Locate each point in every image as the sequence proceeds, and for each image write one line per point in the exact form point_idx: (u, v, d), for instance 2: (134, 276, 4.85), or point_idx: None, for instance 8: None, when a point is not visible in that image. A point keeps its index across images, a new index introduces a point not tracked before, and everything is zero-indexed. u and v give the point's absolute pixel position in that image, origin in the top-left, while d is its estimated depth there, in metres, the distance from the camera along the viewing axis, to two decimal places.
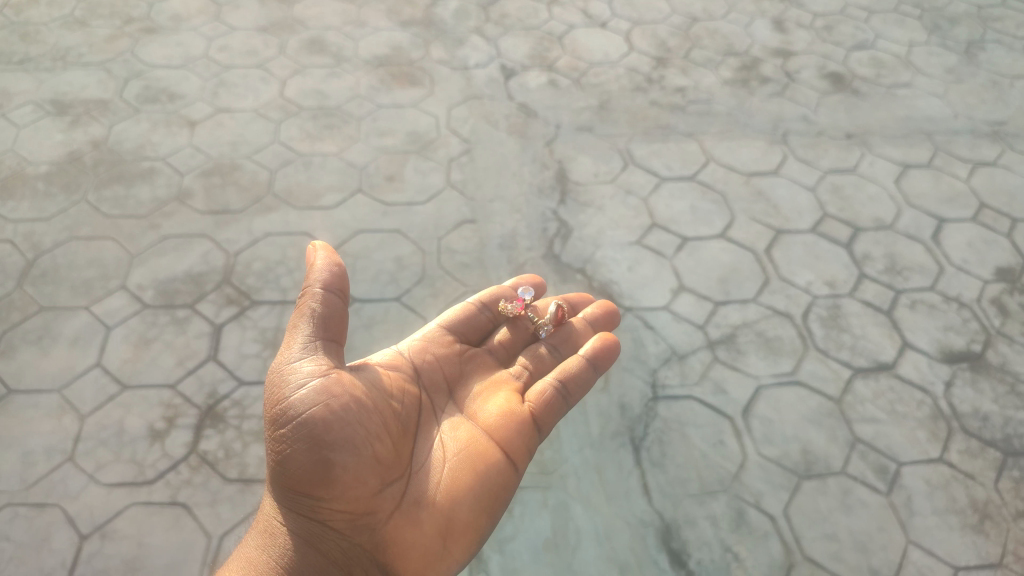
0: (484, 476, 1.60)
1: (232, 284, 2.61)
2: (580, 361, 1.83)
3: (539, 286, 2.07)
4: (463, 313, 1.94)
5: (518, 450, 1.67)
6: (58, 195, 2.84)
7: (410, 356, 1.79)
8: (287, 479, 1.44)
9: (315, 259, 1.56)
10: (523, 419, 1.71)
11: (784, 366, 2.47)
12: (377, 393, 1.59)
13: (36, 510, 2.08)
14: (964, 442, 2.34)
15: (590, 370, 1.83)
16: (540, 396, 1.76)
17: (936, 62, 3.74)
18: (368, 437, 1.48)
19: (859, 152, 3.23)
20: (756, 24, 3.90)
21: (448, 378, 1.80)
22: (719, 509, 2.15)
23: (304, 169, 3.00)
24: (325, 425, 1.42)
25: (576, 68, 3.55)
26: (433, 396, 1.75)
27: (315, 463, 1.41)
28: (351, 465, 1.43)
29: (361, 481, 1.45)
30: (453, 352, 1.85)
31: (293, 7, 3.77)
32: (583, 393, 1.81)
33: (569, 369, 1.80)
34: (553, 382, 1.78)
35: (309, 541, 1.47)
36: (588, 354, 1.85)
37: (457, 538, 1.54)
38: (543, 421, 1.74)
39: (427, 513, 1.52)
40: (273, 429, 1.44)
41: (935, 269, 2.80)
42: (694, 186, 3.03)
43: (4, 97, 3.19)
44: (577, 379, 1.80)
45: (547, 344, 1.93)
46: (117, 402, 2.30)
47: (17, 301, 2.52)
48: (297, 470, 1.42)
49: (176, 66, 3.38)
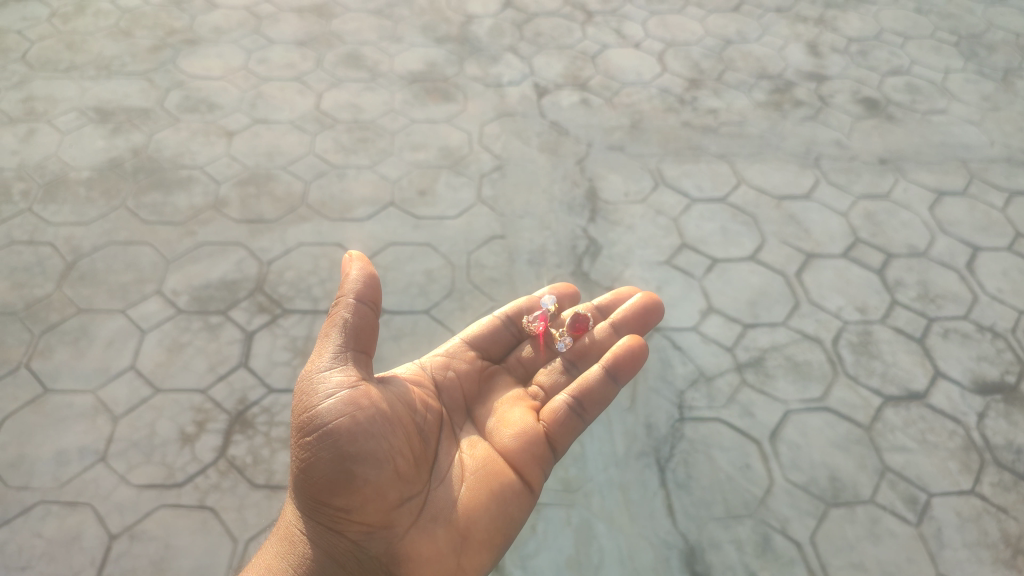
0: (501, 495, 1.60)
1: (264, 292, 2.64)
2: (597, 373, 1.76)
3: (568, 294, 2.12)
4: (489, 328, 1.96)
5: (534, 469, 1.66)
6: (98, 200, 2.90)
7: (432, 371, 1.81)
8: (310, 488, 1.46)
9: (350, 268, 1.58)
10: (537, 437, 1.68)
11: (813, 391, 2.45)
12: (401, 406, 1.60)
13: (67, 509, 2.12)
14: (997, 475, 2.30)
15: (607, 382, 1.76)
16: (554, 413, 1.71)
17: (972, 89, 3.72)
18: (390, 450, 1.49)
19: (892, 178, 3.21)
20: (790, 47, 3.90)
21: (467, 396, 1.82)
22: (745, 533, 2.13)
23: (338, 181, 3.04)
24: (350, 436, 1.43)
25: (609, 87, 3.57)
26: (452, 412, 1.77)
27: (337, 473, 1.42)
28: (373, 478, 1.44)
29: (381, 493, 1.45)
30: (475, 369, 1.87)
31: (331, 22, 3.84)
32: (600, 410, 1.76)
33: (586, 383, 1.75)
34: (567, 397, 1.72)
35: (329, 550, 1.51)
36: (607, 365, 1.78)
37: (471, 556, 1.53)
38: (558, 440, 1.71)
39: (444, 529, 1.53)
40: (299, 437, 1.46)
41: (969, 297, 2.77)
42: (724, 208, 3.03)
43: (49, 103, 3.28)
44: (593, 394, 1.74)
45: (564, 360, 1.90)
46: (149, 404, 2.34)
47: (55, 303, 2.57)
48: (320, 479, 1.43)
49: (215, 77, 3.45)
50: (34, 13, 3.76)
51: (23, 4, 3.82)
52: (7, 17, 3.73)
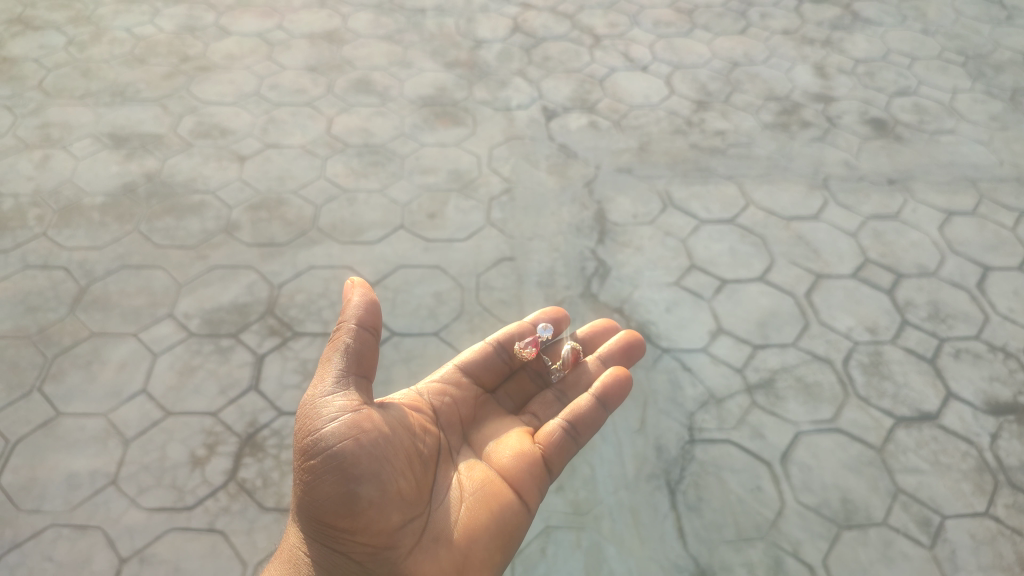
0: (499, 516, 1.60)
1: (275, 315, 2.66)
2: (588, 400, 1.80)
3: (559, 319, 2.07)
4: (481, 354, 1.93)
5: (531, 490, 1.68)
6: (112, 224, 2.94)
7: (429, 396, 1.79)
8: (313, 509, 1.45)
9: (351, 294, 1.58)
10: (534, 458, 1.70)
11: (824, 412, 2.44)
12: (402, 430, 1.60)
13: (78, 532, 2.12)
14: (1011, 496, 2.28)
15: (597, 408, 1.80)
16: (550, 436, 1.75)
17: (980, 109, 3.72)
18: (393, 472, 1.49)
19: (901, 198, 3.21)
20: (797, 69, 3.92)
21: (463, 421, 1.81)
22: (756, 556, 2.12)
23: (348, 204, 3.07)
24: (354, 459, 1.44)
25: (617, 110, 3.60)
26: (449, 437, 1.76)
27: (342, 495, 1.42)
28: (377, 499, 1.44)
29: (384, 515, 1.45)
30: (469, 396, 1.87)
31: (342, 48, 3.89)
32: (593, 433, 1.80)
33: (577, 409, 1.78)
34: (561, 421, 1.76)
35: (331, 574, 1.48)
36: (596, 392, 1.82)
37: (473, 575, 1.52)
38: (553, 461, 1.73)
39: (445, 548, 1.52)
40: (303, 460, 1.46)
41: (980, 318, 2.76)
42: (733, 229, 3.04)
43: (64, 129, 3.33)
44: (586, 419, 1.78)
45: (554, 391, 1.95)
46: (160, 427, 2.35)
47: (69, 326, 2.59)
48: (324, 502, 1.43)
49: (228, 103, 3.50)
50: (50, 41, 3.83)
51: (40, 32, 3.89)
52: (24, 45, 3.80)
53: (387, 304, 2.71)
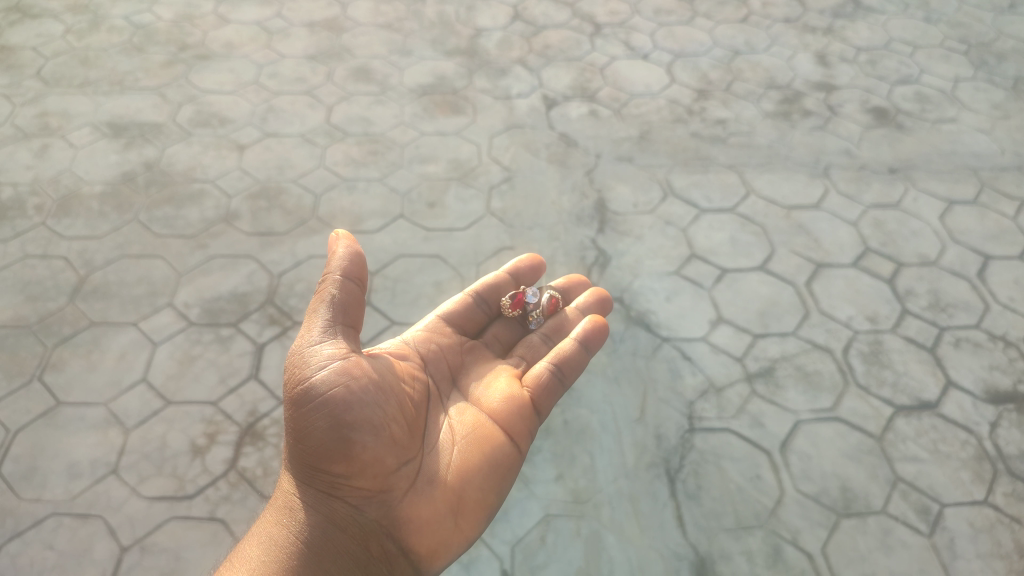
0: (491, 459, 1.62)
1: (275, 305, 2.66)
2: (571, 344, 1.82)
3: (533, 269, 2.10)
4: (461, 305, 1.94)
5: (521, 431, 1.69)
6: (111, 214, 2.93)
7: (416, 345, 1.79)
8: (310, 456, 1.47)
9: (337, 246, 1.56)
10: (523, 402, 1.72)
11: (823, 401, 2.44)
12: (392, 377, 1.59)
13: (79, 521, 2.13)
14: (1010, 485, 2.28)
15: (580, 352, 1.82)
16: (537, 379, 1.76)
17: (982, 98, 3.71)
18: (386, 417, 1.50)
19: (903, 187, 3.20)
20: (798, 57, 3.90)
21: (451, 367, 1.82)
22: (756, 544, 2.12)
23: (348, 194, 3.06)
24: (345, 405, 1.44)
25: (618, 98, 3.59)
26: (438, 383, 1.76)
27: (337, 441, 1.44)
28: (371, 444, 1.46)
29: (379, 458, 1.47)
30: (454, 343, 1.87)
31: (341, 36, 3.87)
32: (576, 376, 1.82)
33: (562, 353, 1.81)
34: (547, 365, 1.78)
35: (328, 517, 1.47)
36: (578, 337, 1.84)
37: (468, 516, 1.56)
38: (541, 404, 1.75)
39: (440, 491, 1.54)
40: (294, 408, 1.45)
41: (981, 306, 2.75)
42: (733, 218, 3.03)
43: (63, 118, 3.32)
44: (570, 362, 1.80)
45: (539, 335, 1.95)
46: (160, 417, 2.35)
47: (68, 316, 2.59)
48: (321, 448, 1.45)
49: (227, 92, 3.49)
50: (49, 30, 3.82)
51: (38, 21, 3.87)
52: (22, 34, 3.78)
53: (387, 294, 2.71)
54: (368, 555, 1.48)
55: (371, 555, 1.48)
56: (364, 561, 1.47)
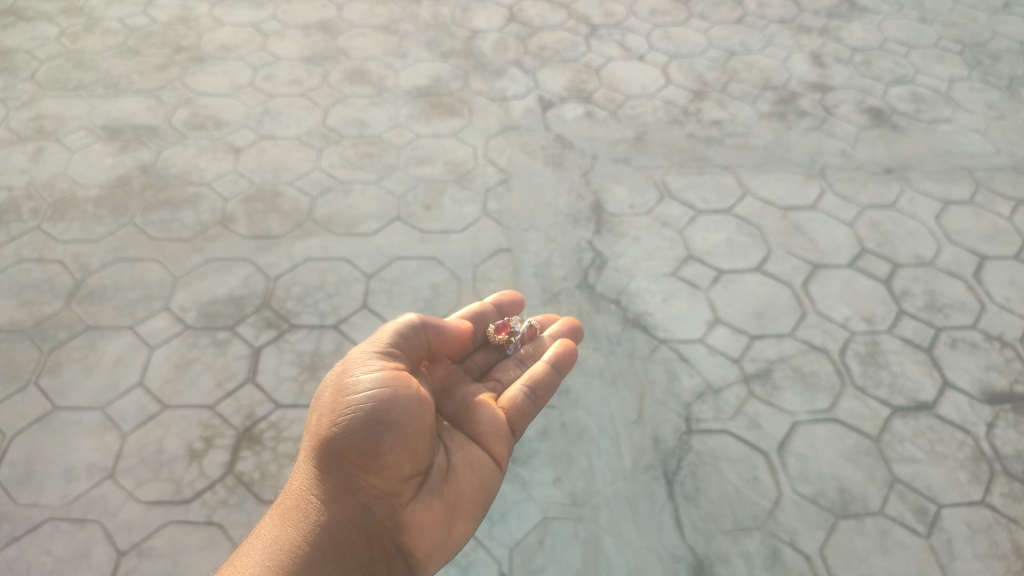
0: (479, 473, 1.63)
1: (271, 308, 2.66)
2: (544, 365, 1.81)
3: (516, 303, 2.05)
4: None
5: (500, 448, 1.68)
6: (106, 217, 2.92)
7: None
8: (339, 452, 1.47)
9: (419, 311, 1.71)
10: (500, 419, 1.70)
11: (821, 402, 2.45)
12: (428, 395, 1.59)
13: (76, 526, 2.12)
14: (1007, 485, 2.28)
15: (553, 374, 1.82)
16: (511, 400, 1.75)
17: (977, 98, 3.72)
18: (418, 426, 1.49)
19: (898, 188, 3.21)
20: (794, 58, 3.91)
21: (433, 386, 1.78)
22: (753, 546, 2.12)
23: (344, 196, 3.05)
24: (387, 407, 1.46)
25: (613, 100, 3.59)
26: None
27: (369, 438, 1.44)
28: (398, 446, 1.45)
29: (399, 463, 1.46)
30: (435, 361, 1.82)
31: (337, 38, 3.87)
32: (549, 396, 1.81)
33: (536, 373, 1.80)
34: (521, 386, 1.78)
35: (341, 517, 1.47)
36: (551, 358, 1.83)
37: (461, 526, 1.56)
38: (516, 423, 1.74)
39: (438, 500, 1.54)
40: (339, 406, 1.48)
41: (977, 307, 2.76)
42: (730, 219, 3.03)
43: (58, 122, 3.31)
44: (544, 383, 1.80)
45: (514, 359, 1.94)
46: (157, 421, 2.35)
47: (64, 320, 2.59)
48: (351, 445, 1.46)
49: (222, 95, 3.48)
50: (43, 32, 3.81)
51: (32, 24, 3.86)
52: (17, 36, 3.77)
53: (384, 296, 2.71)
54: (369, 556, 1.46)
55: (373, 555, 1.46)
56: (367, 561, 1.45)
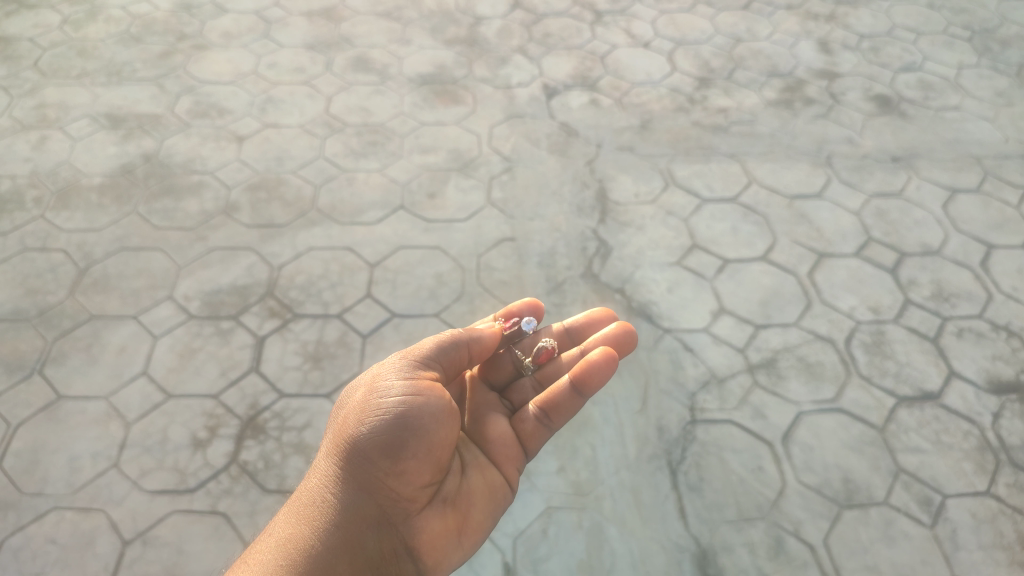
0: (488, 479, 1.61)
1: (275, 297, 2.65)
2: (563, 386, 1.69)
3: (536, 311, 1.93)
4: None
5: (511, 462, 1.66)
6: (110, 206, 2.92)
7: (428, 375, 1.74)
8: (360, 455, 1.45)
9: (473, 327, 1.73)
10: (513, 439, 1.68)
11: (826, 392, 2.44)
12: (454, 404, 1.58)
13: (81, 514, 2.13)
14: (1013, 475, 2.28)
15: (573, 396, 1.69)
16: (518, 421, 1.71)
17: (986, 85, 3.68)
18: (443, 437, 1.47)
19: (905, 176, 3.18)
20: (801, 44, 3.87)
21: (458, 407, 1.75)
22: (757, 536, 2.12)
23: (348, 185, 3.05)
24: (417, 413, 1.44)
25: (618, 87, 3.56)
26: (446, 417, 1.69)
27: (394, 442, 1.42)
28: (421, 453, 1.43)
29: (419, 470, 1.44)
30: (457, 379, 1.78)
31: (341, 25, 3.85)
32: (566, 419, 1.72)
33: (553, 393, 1.69)
34: (532, 407, 1.70)
35: (352, 520, 1.45)
36: (572, 377, 1.68)
37: (471, 533, 1.54)
38: (530, 445, 1.71)
39: (450, 509, 1.50)
40: (368, 409, 1.47)
41: (984, 296, 2.74)
42: (735, 208, 3.01)
43: (61, 110, 3.30)
44: (559, 406, 1.69)
45: (531, 381, 1.83)
46: (161, 410, 2.35)
47: (68, 309, 2.59)
48: (374, 446, 1.43)
49: (225, 83, 3.46)
50: (45, 20, 3.79)
51: (35, 11, 3.85)
52: (20, 24, 3.76)
53: (387, 286, 2.71)
54: (380, 556, 1.44)
55: (384, 555, 1.44)
56: (377, 562, 1.43)
